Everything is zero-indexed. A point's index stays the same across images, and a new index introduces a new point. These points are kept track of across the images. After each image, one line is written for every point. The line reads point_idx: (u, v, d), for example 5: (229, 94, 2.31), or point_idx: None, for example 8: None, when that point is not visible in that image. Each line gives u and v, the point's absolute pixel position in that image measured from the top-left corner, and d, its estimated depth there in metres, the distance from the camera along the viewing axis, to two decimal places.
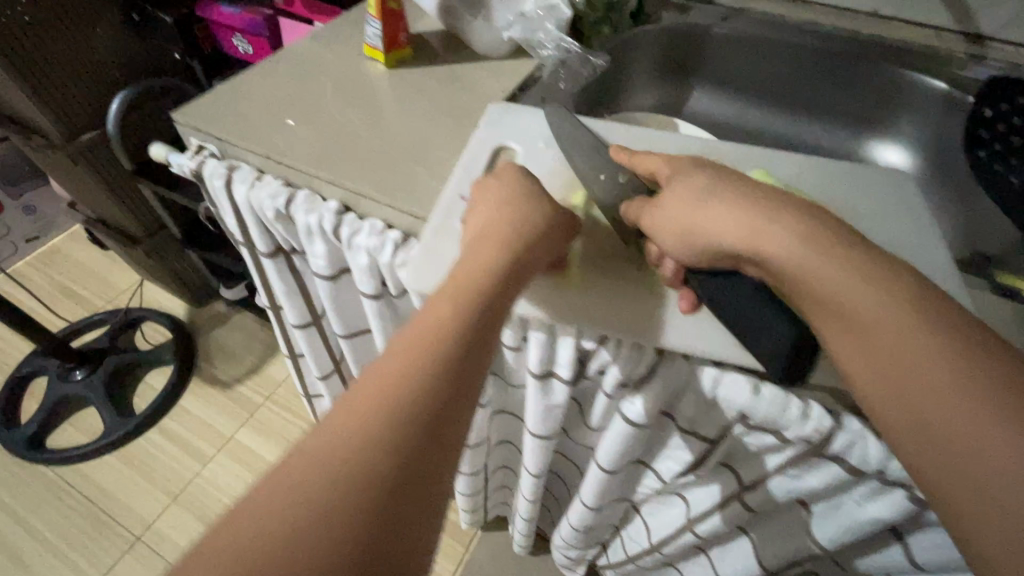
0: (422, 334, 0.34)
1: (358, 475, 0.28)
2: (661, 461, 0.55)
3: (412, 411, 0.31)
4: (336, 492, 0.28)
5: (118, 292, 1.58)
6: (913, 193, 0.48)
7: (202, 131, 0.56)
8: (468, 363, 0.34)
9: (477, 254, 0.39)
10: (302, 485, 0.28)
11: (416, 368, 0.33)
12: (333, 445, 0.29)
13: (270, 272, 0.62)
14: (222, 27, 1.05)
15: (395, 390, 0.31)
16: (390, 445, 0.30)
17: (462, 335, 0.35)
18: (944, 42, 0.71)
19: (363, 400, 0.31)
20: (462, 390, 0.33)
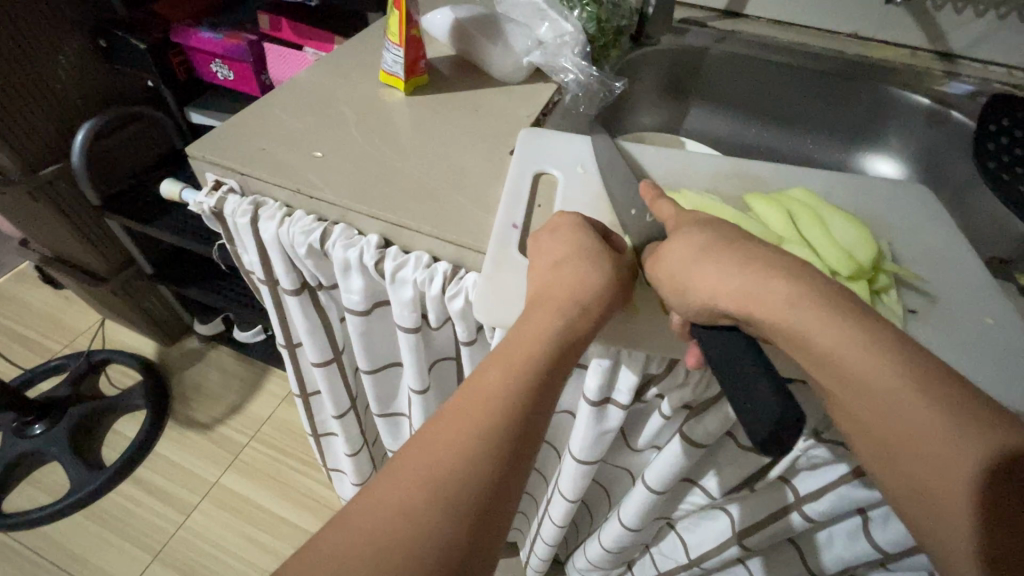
0: (485, 390, 0.33)
1: (414, 538, 0.27)
2: (712, 478, 0.55)
3: (472, 477, 0.30)
4: (392, 543, 0.27)
5: (78, 334, 1.47)
6: (937, 204, 0.51)
7: (219, 165, 0.53)
8: (533, 419, 0.33)
9: (541, 306, 0.38)
10: (355, 545, 0.27)
11: (479, 429, 0.31)
12: (392, 501, 0.28)
13: (292, 309, 0.58)
14: (198, 53, 0.99)
15: (456, 455, 0.30)
16: (444, 515, 0.28)
17: (525, 394, 0.33)
18: (920, 60, 0.76)
19: (425, 457, 0.30)
20: (522, 456, 0.32)
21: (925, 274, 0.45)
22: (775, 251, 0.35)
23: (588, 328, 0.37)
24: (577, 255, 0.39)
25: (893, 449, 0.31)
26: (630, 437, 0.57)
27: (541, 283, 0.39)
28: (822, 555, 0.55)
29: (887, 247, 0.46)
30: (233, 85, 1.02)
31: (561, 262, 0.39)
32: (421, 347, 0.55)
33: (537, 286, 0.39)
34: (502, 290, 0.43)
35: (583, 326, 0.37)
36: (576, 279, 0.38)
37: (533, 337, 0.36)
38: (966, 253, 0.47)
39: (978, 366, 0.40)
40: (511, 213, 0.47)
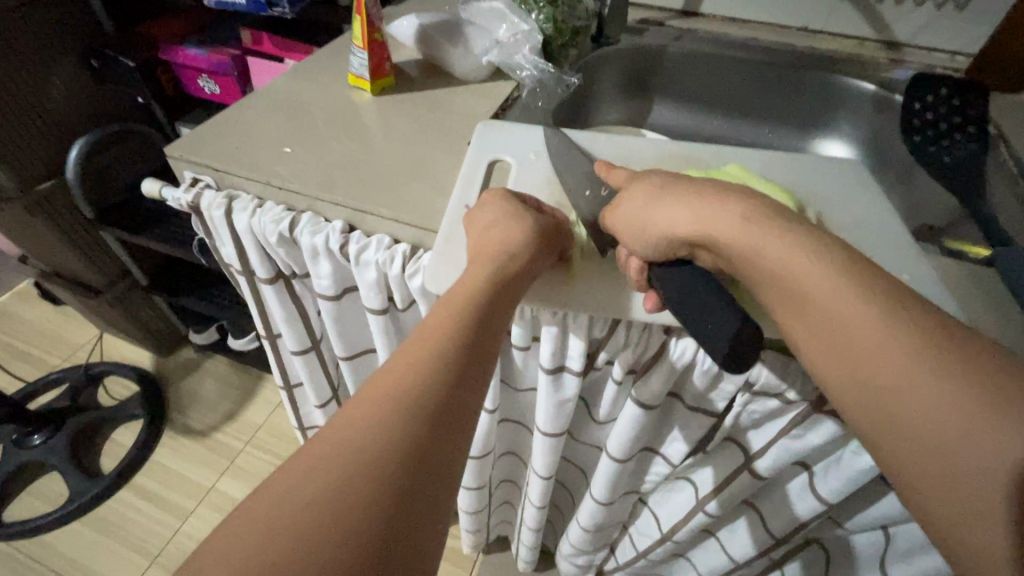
0: (430, 330, 0.36)
1: (382, 443, 0.29)
2: (669, 444, 0.57)
3: (429, 391, 0.32)
4: (362, 451, 0.29)
5: (76, 348, 1.50)
6: (868, 176, 0.54)
7: (196, 164, 0.57)
8: (480, 346, 0.36)
9: (479, 261, 0.41)
10: (322, 469, 0.28)
11: (431, 352, 0.34)
12: (359, 418, 0.30)
13: (269, 299, 0.62)
14: (186, 70, 1.04)
15: (413, 373, 0.32)
16: (404, 433, 0.30)
17: (465, 330, 0.36)
18: (866, 49, 0.80)
19: (386, 380, 0.32)
20: (470, 383, 0.34)
21: (851, 238, 0.48)
22: (692, 214, 0.39)
23: (523, 274, 0.41)
24: (506, 218, 0.43)
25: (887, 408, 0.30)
26: (593, 409, 0.60)
27: (476, 244, 0.43)
28: (780, 515, 0.57)
29: (815, 215, 0.49)
30: (220, 99, 1.07)
31: (492, 224, 0.43)
32: (389, 329, 0.58)
33: (473, 248, 0.43)
34: (449, 257, 0.47)
35: (516, 275, 0.40)
36: (506, 236, 0.42)
37: (474, 284, 0.40)
38: (892, 219, 0.50)
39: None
40: (464, 195, 0.51)
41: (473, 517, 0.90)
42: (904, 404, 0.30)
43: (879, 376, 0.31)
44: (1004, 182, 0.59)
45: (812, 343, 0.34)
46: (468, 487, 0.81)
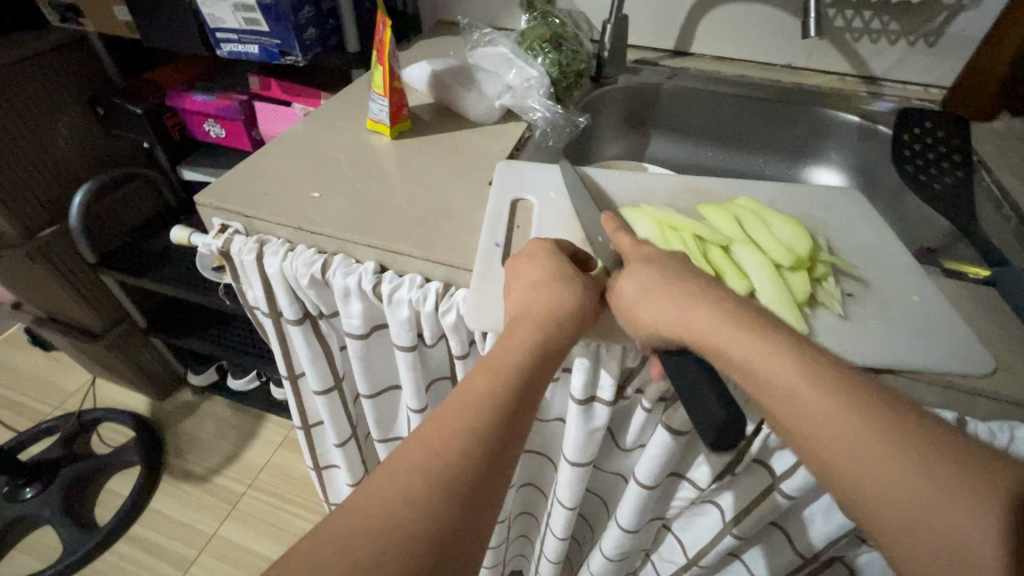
0: (468, 398, 0.36)
1: (413, 520, 0.29)
2: (696, 469, 0.59)
3: (464, 466, 0.32)
4: (393, 524, 0.29)
5: (68, 395, 1.46)
6: (867, 204, 0.58)
7: (225, 210, 0.58)
8: (516, 419, 0.36)
9: (521, 322, 0.42)
10: (353, 533, 0.28)
11: (470, 423, 0.34)
12: (391, 488, 0.31)
13: (295, 340, 0.63)
14: (192, 115, 1.06)
15: (450, 445, 0.33)
16: (439, 504, 0.30)
17: (508, 395, 0.37)
18: (847, 84, 0.86)
19: (422, 449, 0.33)
20: (507, 454, 0.35)
21: (859, 264, 0.51)
22: None
23: (565, 338, 0.41)
24: (553, 278, 0.44)
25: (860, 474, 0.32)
26: (619, 436, 0.61)
27: (521, 302, 0.43)
28: (807, 534, 0.58)
29: (825, 242, 0.52)
30: (225, 142, 1.09)
31: (539, 283, 0.44)
32: (417, 365, 0.59)
33: (517, 306, 0.44)
34: (484, 307, 0.48)
35: (557, 337, 0.41)
36: (549, 297, 0.43)
37: (515, 348, 0.40)
38: (895, 244, 0.53)
39: (916, 337, 0.45)
40: (493, 233, 0.53)
41: (492, 552, 0.89)
42: (881, 493, 0.31)
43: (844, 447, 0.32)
44: (989, 205, 0.63)
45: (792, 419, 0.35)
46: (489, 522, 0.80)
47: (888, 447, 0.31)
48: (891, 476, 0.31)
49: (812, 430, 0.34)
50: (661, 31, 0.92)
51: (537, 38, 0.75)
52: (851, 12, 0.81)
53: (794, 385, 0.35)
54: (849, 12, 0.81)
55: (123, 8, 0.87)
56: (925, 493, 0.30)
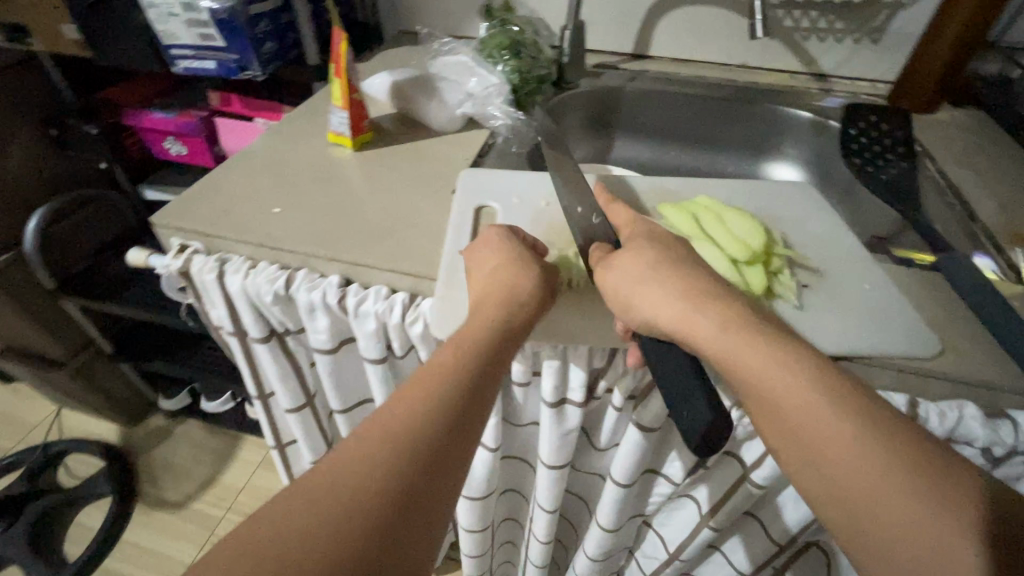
0: (432, 375, 0.37)
1: (376, 483, 0.30)
2: (670, 464, 0.59)
3: (426, 436, 0.33)
4: (355, 487, 0.30)
5: (32, 427, 1.41)
6: (819, 197, 0.60)
7: (184, 230, 0.57)
8: (479, 394, 0.37)
9: (484, 306, 0.43)
10: (314, 498, 0.29)
11: (432, 398, 0.35)
12: (355, 456, 0.31)
13: (262, 358, 0.62)
14: (151, 133, 1.03)
15: (413, 417, 0.34)
16: (403, 471, 0.31)
17: (468, 376, 0.38)
18: (800, 82, 0.89)
19: (387, 421, 0.33)
20: (468, 430, 0.35)
21: (814, 256, 0.52)
22: None
23: (524, 321, 0.43)
24: (511, 262, 0.46)
25: (824, 466, 0.33)
26: (594, 436, 0.62)
27: (482, 286, 0.45)
28: (780, 521, 0.60)
29: (781, 236, 0.54)
30: (186, 159, 1.07)
31: (497, 268, 0.45)
32: (388, 377, 0.59)
33: (481, 289, 0.45)
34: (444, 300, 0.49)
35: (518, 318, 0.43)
36: (509, 279, 0.44)
37: (479, 330, 0.42)
38: (846, 234, 0.55)
39: (870, 323, 0.46)
40: (457, 241, 0.53)
41: (477, 561, 0.88)
42: (881, 516, 0.32)
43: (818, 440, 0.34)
44: (934, 193, 0.66)
45: (775, 419, 0.36)
46: (471, 530, 0.79)
47: (888, 473, 0.32)
48: (859, 469, 0.33)
49: (818, 448, 0.34)
50: (619, 35, 0.94)
51: (497, 45, 0.76)
52: (798, 12, 0.83)
53: (802, 413, 0.35)
54: (796, 12, 0.83)
55: (71, 27, 0.84)
56: (882, 490, 0.32)
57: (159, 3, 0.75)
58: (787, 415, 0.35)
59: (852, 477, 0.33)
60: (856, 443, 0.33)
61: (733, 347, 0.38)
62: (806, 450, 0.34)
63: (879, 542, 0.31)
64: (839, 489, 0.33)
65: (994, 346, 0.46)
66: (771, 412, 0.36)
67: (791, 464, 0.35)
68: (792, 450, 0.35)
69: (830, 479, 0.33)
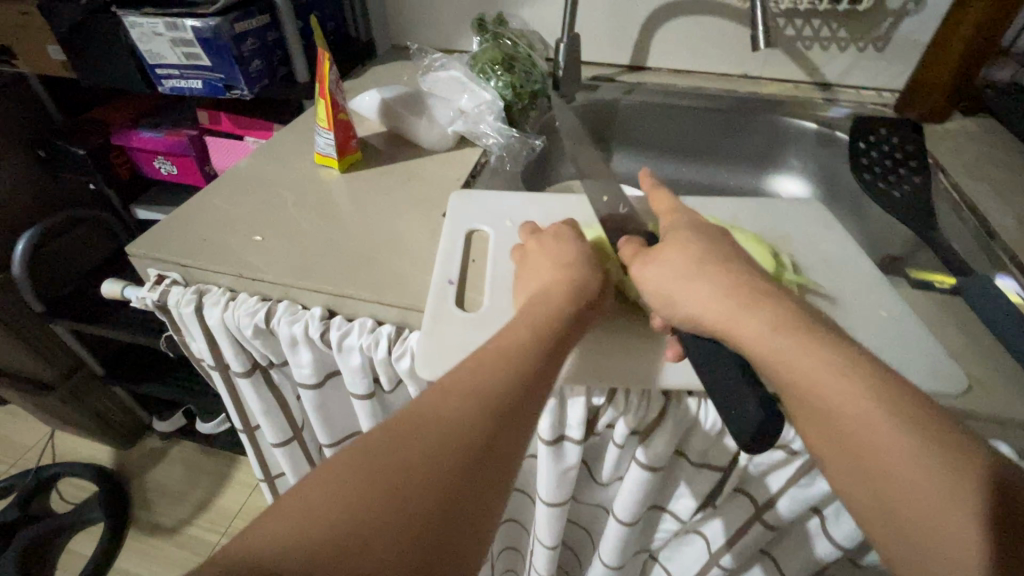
0: (510, 334, 0.38)
1: (458, 428, 0.31)
2: (676, 502, 0.56)
3: (506, 388, 0.33)
4: (439, 430, 0.30)
5: (25, 451, 1.38)
6: (829, 216, 0.57)
7: (162, 261, 0.54)
8: (556, 352, 0.38)
9: (556, 273, 0.44)
10: (402, 436, 0.30)
11: (511, 354, 0.36)
12: (439, 402, 0.32)
13: (246, 393, 0.59)
14: (140, 152, 1.01)
15: (493, 369, 0.34)
16: (483, 418, 0.32)
17: (538, 344, 0.37)
18: (803, 91, 0.86)
19: (468, 373, 0.34)
20: (539, 394, 0.35)
21: (825, 281, 0.49)
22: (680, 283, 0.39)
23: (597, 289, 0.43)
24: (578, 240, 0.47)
25: (860, 458, 0.32)
26: (595, 471, 0.58)
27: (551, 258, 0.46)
28: (795, 561, 0.56)
29: (789, 260, 0.51)
30: (177, 179, 1.04)
31: (560, 246, 0.46)
32: (376, 412, 0.56)
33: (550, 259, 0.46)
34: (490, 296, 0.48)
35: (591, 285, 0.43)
36: (573, 256, 0.45)
37: (554, 294, 0.42)
38: (859, 257, 0.52)
39: (888, 355, 0.43)
40: (446, 270, 0.50)
41: None
42: (923, 526, 0.29)
43: (852, 433, 0.32)
44: (948, 207, 0.63)
45: (808, 408, 0.33)
46: None
47: (943, 490, 0.29)
48: (887, 468, 0.31)
49: (854, 441, 0.32)
50: (616, 47, 0.91)
51: (489, 61, 0.73)
52: (801, 21, 0.81)
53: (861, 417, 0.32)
54: (798, 21, 0.81)
55: (56, 48, 0.83)
56: (911, 495, 0.30)
57: (143, 22, 0.73)
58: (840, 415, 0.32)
59: (898, 485, 0.30)
60: (907, 445, 0.31)
61: (766, 341, 0.35)
62: (840, 442, 0.32)
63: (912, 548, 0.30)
64: (882, 493, 0.31)
65: None
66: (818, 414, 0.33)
67: (825, 450, 0.33)
68: (826, 442, 0.33)
69: (875, 474, 0.31)
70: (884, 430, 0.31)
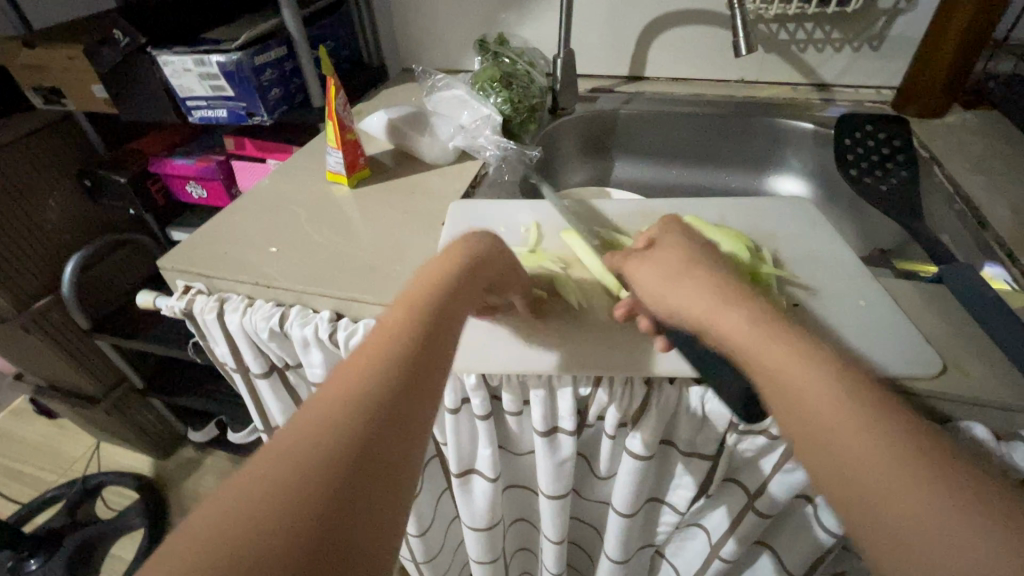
0: (372, 350, 0.33)
1: (321, 467, 0.26)
2: (673, 493, 0.57)
3: (371, 407, 0.29)
4: (295, 480, 0.25)
5: (72, 461, 1.47)
6: (814, 211, 0.58)
7: (187, 272, 0.59)
8: (428, 357, 0.34)
9: (433, 274, 0.40)
10: (248, 499, 0.24)
11: (376, 370, 0.31)
12: (293, 446, 0.27)
13: (264, 393, 0.64)
14: (173, 178, 1.09)
15: (353, 392, 0.30)
16: (347, 451, 0.27)
17: (403, 356, 0.33)
18: (800, 93, 0.88)
19: (327, 403, 0.29)
20: (418, 405, 0.31)
21: (806, 273, 0.51)
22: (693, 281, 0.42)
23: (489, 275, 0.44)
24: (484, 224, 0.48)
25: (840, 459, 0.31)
26: (594, 465, 0.60)
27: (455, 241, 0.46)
28: (796, 553, 0.56)
29: (771, 254, 0.52)
30: (207, 202, 1.12)
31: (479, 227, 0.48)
32: None
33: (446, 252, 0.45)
34: None
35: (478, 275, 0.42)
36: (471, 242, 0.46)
37: (428, 298, 0.38)
38: (843, 250, 0.53)
39: (865, 341, 0.44)
40: None
41: None
42: (893, 494, 0.28)
43: (832, 432, 0.31)
44: (941, 201, 0.64)
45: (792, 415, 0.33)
46: (481, 562, 0.77)
47: (883, 441, 0.30)
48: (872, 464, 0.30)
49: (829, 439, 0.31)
50: (614, 60, 0.95)
51: (488, 79, 0.77)
52: (792, 25, 0.82)
53: (806, 391, 0.33)
54: (790, 25, 0.83)
55: (99, 87, 0.90)
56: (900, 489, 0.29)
57: (174, 60, 0.80)
58: (793, 394, 0.34)
59: (850, 451, 0.31)
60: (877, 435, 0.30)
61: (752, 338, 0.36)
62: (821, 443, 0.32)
63: (876, 516, 0.29)
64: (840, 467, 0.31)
65: (1004, 363, 0.43)
66: (778, 389, 0.34)
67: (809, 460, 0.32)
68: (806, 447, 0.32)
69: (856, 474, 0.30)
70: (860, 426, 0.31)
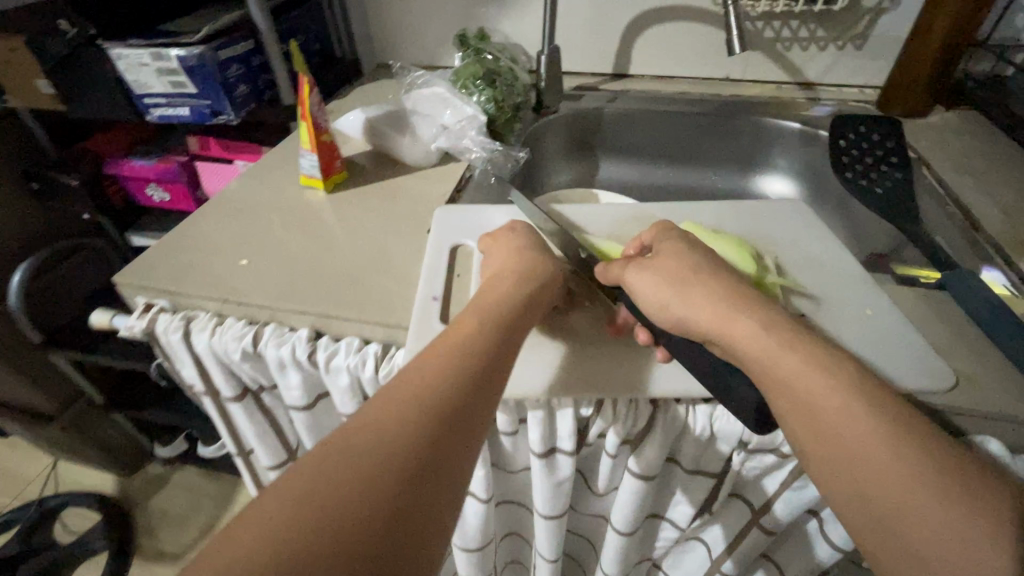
0: (437, 363, 0.34)
1: (379, 472, 0.27)
2: (673, 510, 0.55)
3: (430, 420, 0.30)
4: (355, 481, 0.26)
5: (27, 482, 1.38)
6: (812, 214, 0.57)
7: (148, 289, 0.54)
8: (485, 378, 0.35)
9: (490, 290, 0.43)
10: (310, 490, 0.25)
11: (440, 384, 0.33)
12: (356, 446, 0.28)
13: (237, 417, 0.59)
14: (132, 180, 1.02)
15: (416, 402, 0.31)
16: (405, 460, 0.28)
17: (463, 376, 0.34)
18: (785, 92, 0.87)
19: (391, 409, 0.30)
20: (474, 423, 0.32)
21: (808, 281, 0.49)
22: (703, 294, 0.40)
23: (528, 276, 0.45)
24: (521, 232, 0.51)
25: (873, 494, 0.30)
26: (592, 482, 0.58)
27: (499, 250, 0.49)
28: (799, 565, 0.55)
29: (772, 262, 0.51)
30: (169, 205, 1.05)
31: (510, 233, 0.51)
32: None
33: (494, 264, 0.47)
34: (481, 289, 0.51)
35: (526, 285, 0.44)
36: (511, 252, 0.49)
37: (485, 315, 0.40)
38: (844, 255, 0.52)
39: (874, 354, 0.43)
40: (430, 287, 0.51)
41: None
42: (920, 527, 0.29)
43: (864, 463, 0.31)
44: (932, 203, 0.63)
45: (817, 443, 0.32)
46: None
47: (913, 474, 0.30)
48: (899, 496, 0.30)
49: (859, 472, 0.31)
50: (598, 56, 0.92)
51: (470, 76, 0.74)
52: (778, 23, 0.81)
53: (847, 414, 0.32)
54: (776, 22, 0.81)
55: (45, 82, 0.82)
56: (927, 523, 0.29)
57: (129, 53, 0.74)
58: (822, 417, 0.33)
59: (880, 480, 0.31)
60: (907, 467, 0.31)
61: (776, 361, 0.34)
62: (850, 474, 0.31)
63: (893, 535, 0.30)
64: (870, 500, 0.31)
65: (1011, 373, 0.42)
66: (810, 408, 0.33)
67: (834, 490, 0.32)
68: (832, 478, 0.32)
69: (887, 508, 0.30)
70: (892, 457, 0.31)
